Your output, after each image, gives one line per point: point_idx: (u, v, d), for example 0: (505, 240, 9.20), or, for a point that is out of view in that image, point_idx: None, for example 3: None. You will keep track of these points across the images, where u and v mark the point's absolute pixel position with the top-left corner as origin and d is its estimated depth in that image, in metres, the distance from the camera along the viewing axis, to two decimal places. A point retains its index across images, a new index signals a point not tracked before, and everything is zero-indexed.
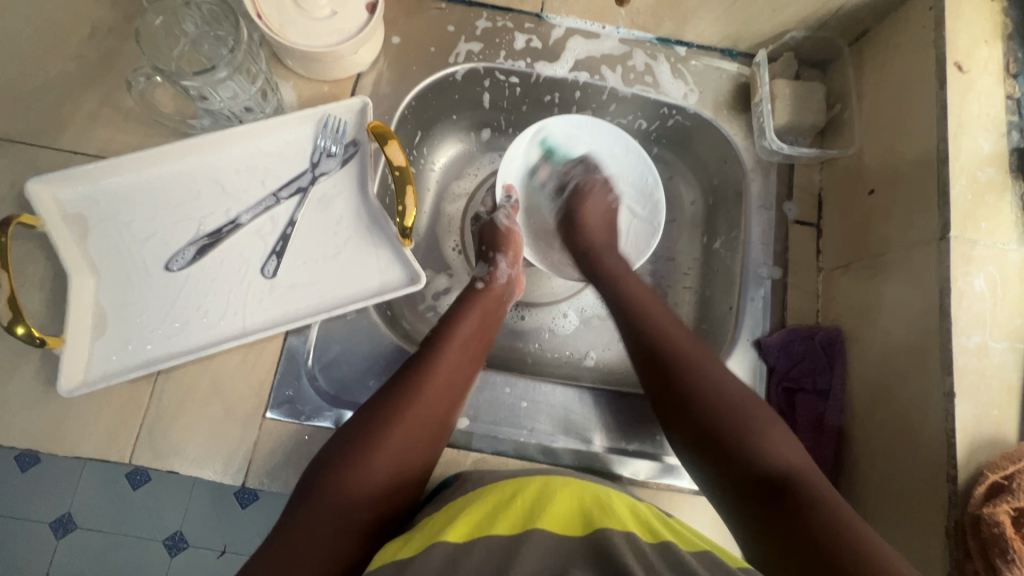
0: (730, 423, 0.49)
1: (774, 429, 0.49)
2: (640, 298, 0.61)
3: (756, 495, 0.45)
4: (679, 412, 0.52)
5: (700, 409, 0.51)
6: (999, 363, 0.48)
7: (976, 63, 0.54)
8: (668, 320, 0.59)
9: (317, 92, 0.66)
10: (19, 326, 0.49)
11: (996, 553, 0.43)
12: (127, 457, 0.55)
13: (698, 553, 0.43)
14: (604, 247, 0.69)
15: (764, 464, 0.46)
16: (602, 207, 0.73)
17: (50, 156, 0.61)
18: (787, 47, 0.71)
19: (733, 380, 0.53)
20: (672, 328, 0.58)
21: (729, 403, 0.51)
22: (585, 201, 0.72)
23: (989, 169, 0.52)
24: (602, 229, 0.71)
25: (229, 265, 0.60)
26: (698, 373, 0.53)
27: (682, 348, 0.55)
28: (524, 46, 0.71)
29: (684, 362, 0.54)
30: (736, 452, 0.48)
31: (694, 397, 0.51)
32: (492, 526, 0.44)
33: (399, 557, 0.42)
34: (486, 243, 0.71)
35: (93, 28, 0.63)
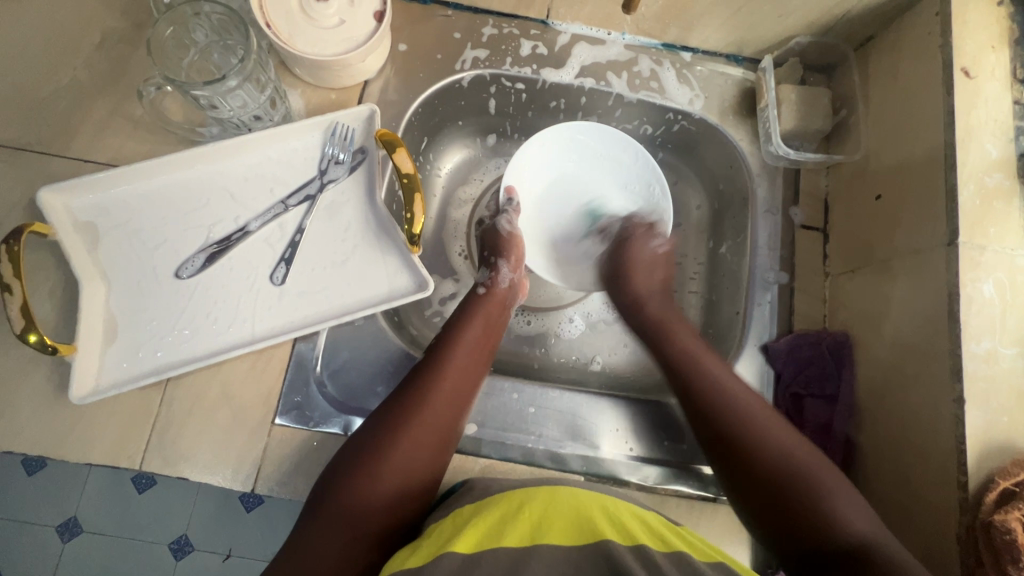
0: (795, 485, 0.48)
1: (841, 491, 0.48)
2: (696, 351, 0.60)
3: (827, 560, 0.44)
4: (736, 466, 0.51)
5: (762, 470, 0.49)
6: (1008, 369, 0.48)
7: (983, 68, 0.54)
8: (721, 369, 0.58)
9: (324, 100, 0.66)
10: (32, 334, 0.50)
11: (1007, 560, 0.42)
12: (137, 463, 0.56)
13: (712, 564, 0.44)
14: (649, 292, 0.69)
15: (833, 530, 0.45)
16: (647, 249, 0.72)
17: (61, 164, 0.61)
18: (792, 52, 0.71)
19: (793, 436, 0.52)
20: (727, 378, 0.57)
21: (792, 464, 0.49)
22: (629, 245, 0.72)
23: (997, 175, 0.52)
24: (646, 271, 0.70)
25: (238, 272, 0.60)
26: (758, 433, 0.52)
27: (744, 403, 0.54)
28: (530, 52, 0.71)
29: (740, 415, 0.53)
30: (802, 517, 0.46)
31: (755, 456, 0.50)
32: (501, 539, 0.44)
33: (406, 567, 0.42)
34: (488, 247, 0.71)
35: (103, 38, 0.64)
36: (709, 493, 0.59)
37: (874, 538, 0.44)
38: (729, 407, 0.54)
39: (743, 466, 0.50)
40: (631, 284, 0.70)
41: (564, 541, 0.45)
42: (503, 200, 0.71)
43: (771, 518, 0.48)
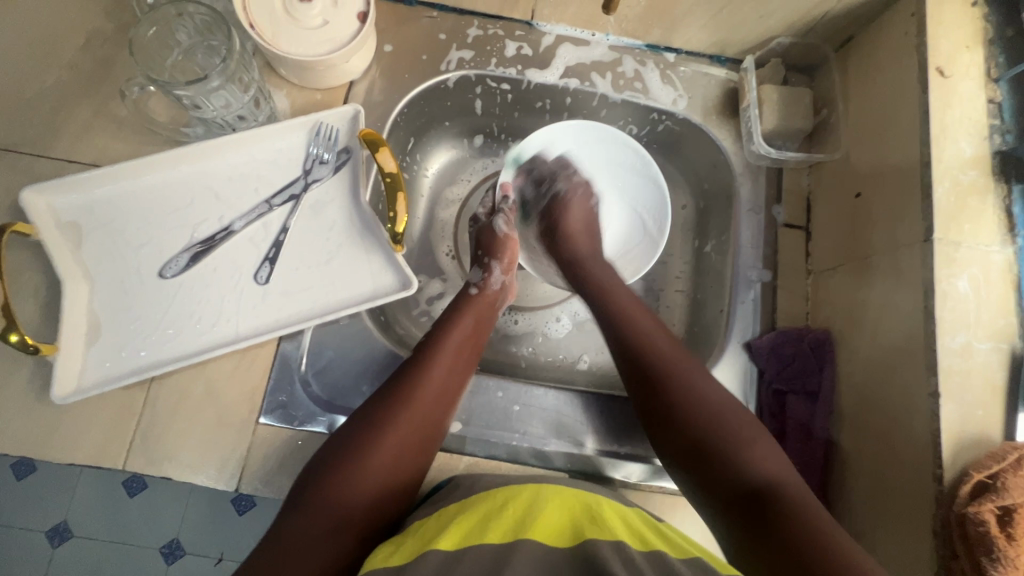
0: (714, 434, 0.49)
1: (760, 441, 0.49)
2: (633, 309, 0.61)
3: (736, 502, 0.45)
4: (660, 415, 0.52)
5: (685, 421, 0.51)
6: (982, 363, 0.49)
7: (958, 68, 0.55)
8: (651, 323, 0.60)
9: (309, 100, 0.66)
10: (13, 334, 0.50)
11: (981, 552, 0.43)
12: (120, 463, 0.56)
13: (687, 561, 0.44)
14: (588, 253, 0.70)
15: (744, 474, 0.47)
16: (584, 211, 0.74)
17: (44, 164, 0.61)
18: (774, 53, 0.72)
19: (716, 387, 0.54)
20: (655, 331, 0.58)
21: (712, 413, 0.51)
22: (565, 209, 0.73)
23: (972, 172, 0.53)
24: (584, 236, 0.72)
25: (223, 271, 0.60)
26: (682, 385, 0.53)
27: (674, 356, 0.56)
28: (515, 53, 0.72)
29: (666, 364, 0.55)
30: (716, 461, 0.48)
31: (678, 409, 0.52)
32: (484, 535, 0.44)
33: (390, 563, 0.43)
34: (482, 247, 0.71)
35: (88, 39, 0.64)
36: None
37: (784, 483, 0.46)
38: (659, 363, 0.55)
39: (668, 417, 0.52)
40: (571, 247, 0.70)
41: (549, 539, 0.44)
42: (499, 197, 0.73)
43: (689, 465, 0.49)
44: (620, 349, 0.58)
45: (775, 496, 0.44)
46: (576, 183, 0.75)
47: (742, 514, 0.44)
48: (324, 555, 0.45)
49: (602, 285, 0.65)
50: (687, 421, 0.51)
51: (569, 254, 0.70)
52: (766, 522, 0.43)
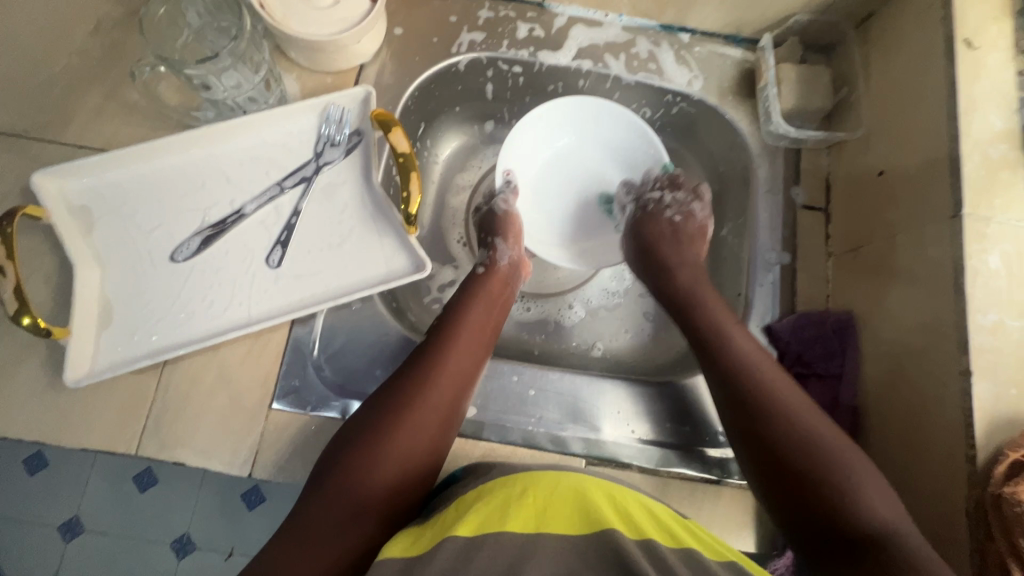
0: (818, 476, 0.46)
1: (869, 478, 0.46)
2: (733, 334, 0.57)
3: (849, 548, 0.43)
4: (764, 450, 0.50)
5: (792, 458, 0.48)
6: (1016, 342, 0.47)
7: (986, 39, 0.54)
8: (748, 345, 0.56)
9: (320, 84, 0.66)
10: (26, 317, 0.49)
11: (1018, 532, 0.41)
12: (133, 449, 0.55)
13: (722, 562, 0.42)
14: (675, 262, 0.66)
15: (855, 521, 0.44)
16: (664, 225, 0.69)
17: (55, 149, 0.61)
18: (792, 31, 0.70)
19: (820, 418, 0.50)
20: (755, 354, 0.55)
21: (823, 449, 0.47)
22: (647, 224, 0.70)
23: (1002, 146, 0.51)
24: (670, 242, 0.68)
25: (234, 255, 0.59)
26: (782, 417, 0.50)
27: (776, 389, 0.52)
28: (527, 35, 0.71)
29: (768, 392, 0.51)
30: (822, 504, 0.45)
31: (776, 445, 0.49)
32: (504, 523, 0.43)
33: (408, 554, 0.42)
34: (485, 229, 0.70)
35: (98, 23, 0.63)
36: (713, 476, 0.58)
37: (898, 530, 0.43)
38: (762, 393, 0.51)
39: (767, 453, 0.49)
40: (660, 257, 0.67)
41: (569, 530, 0.43)
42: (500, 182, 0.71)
43: (791, 509, 0.47)
44: (718, 376, 0.55)
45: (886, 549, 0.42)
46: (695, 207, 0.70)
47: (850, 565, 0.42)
48: (344, 544, 0.45)
49: (689, 299, 0.62)
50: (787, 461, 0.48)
51: (658, 263, 0.67)
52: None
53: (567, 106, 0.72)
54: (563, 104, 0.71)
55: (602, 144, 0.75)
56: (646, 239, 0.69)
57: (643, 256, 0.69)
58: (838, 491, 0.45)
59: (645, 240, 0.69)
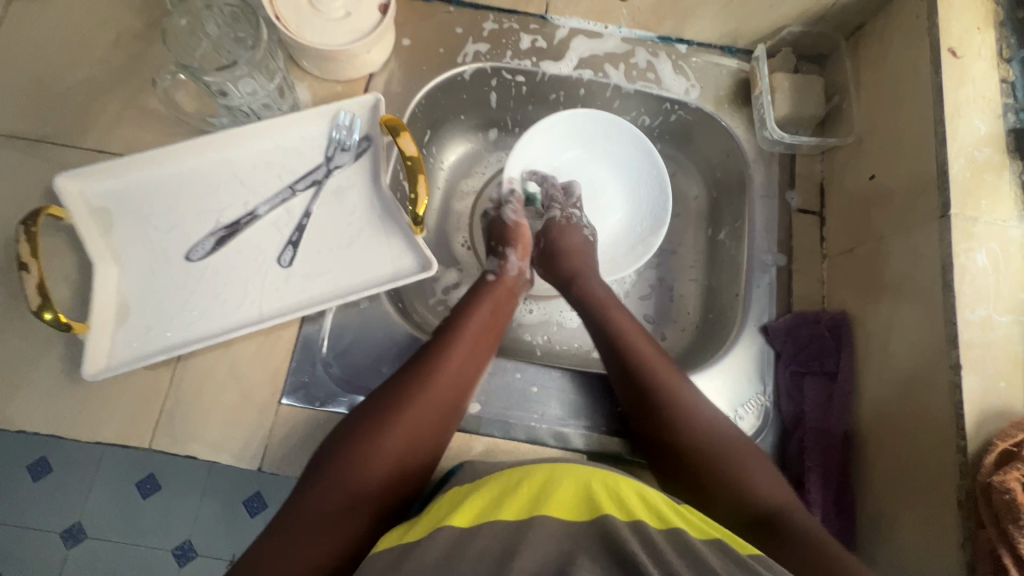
0: (716, 464, 0.52)
1: (756, 462, 0.53)
2: (636, 338, 0.61)
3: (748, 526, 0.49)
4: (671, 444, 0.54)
5: (695, 450, 0.53)
6: (1003, 336, 0.49)
7: (970, 48, 0.56)
8: (647, 346, 0.60)
9: (331, 92, 0.68)
10: (48, 312, 0.51)
11: (1007, 519, 0.42)
12: (147, 442, 0.57)
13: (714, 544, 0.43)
14: (586, 270, 0.69)
15: (753, 499, 0.50)
16: (579, 238, 0.71)
17: (76, 154, 0.63)
18: (785, 42, 0.73)
19: (710, 411, 0.56)
20: (653, 354, 0.59)
21: (720, 441, 0.53)
22: (561, 232, 0.71)
23: (986, 149, 0.53)
24: (580, 254, 0.70)
25: (247, 255, 0.62)
26: (682, 413, 0.55)
27: (673, 386, 0.57)
28: (530, 46, 0.73)
29: (671, 391, 0.56)
30: (721, 487, 0.51)
31: (681, 437, 0.54)
32: (497, 512, 0.45)
33: (401, 542, 0.44)
34: (495, 237, 0.72)
35: (120, 34, 0.66)
36: None
37: (784, 503, 0.50)
38: (666, 394, 0.56)
39: (672, 446, 0.54)
40: (567, 267, 0.69)
41: (563, 514, 0.44)
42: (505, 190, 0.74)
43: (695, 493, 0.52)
44: (625, 380, 0.59)
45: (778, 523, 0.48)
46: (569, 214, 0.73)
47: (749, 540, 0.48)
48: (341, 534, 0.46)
49: (600, 304, 0.64)
50: (691, 450, 0.53)
51: (567, 275, 0.68)
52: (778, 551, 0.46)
53: (584, 121, 0.74)
54: (578, 119, 0.74)
55: (611, 157, 0.77)
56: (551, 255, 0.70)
57: (551, 265, 0.70)
58: (734, 475, 0.51)
59: (554, 247, 0.70)
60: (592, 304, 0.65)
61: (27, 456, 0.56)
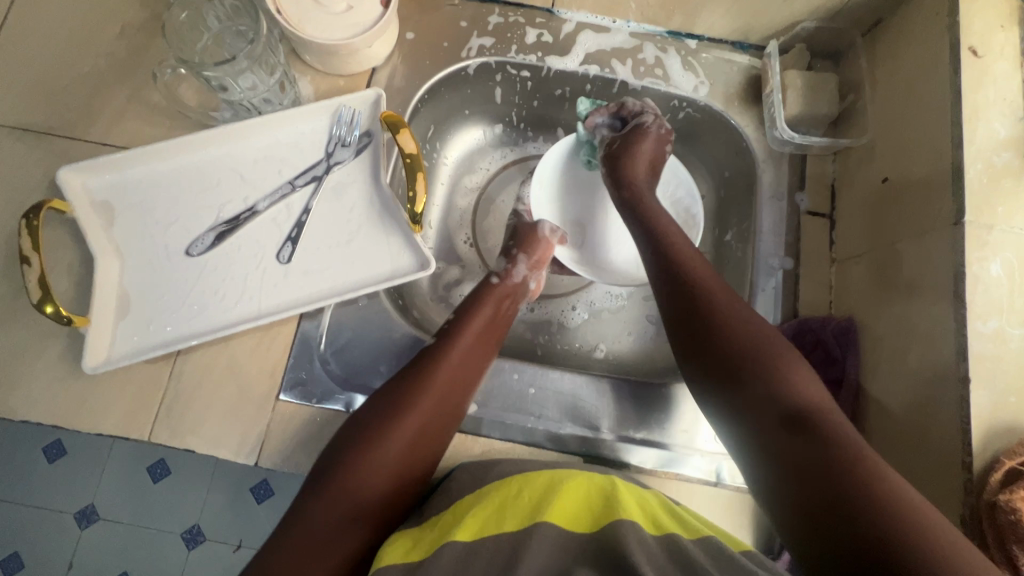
0: (752, 364, 0.48)
1: (797, 367, 0.48)
2: (679, 248, 0.58)
3: (776, 424, 0.45)
4: (706, 343, 0.51)
5: (733, 356, 0.49)
6: (1016, 349, 0.47)
7: (992, 48, 0.54)
8: (691, 254, 0.58)
9: (332, 86, 0.68)
10: (48, 305, 0.51)
11: (1013, 540, 0.42)
12: (146, 434, 0.58)
13: (699, 540, 0.44)
14: (643, 183, 0.66)
15: (784, 399, 0.46)
16: (652, 152, 0.67)
17: (79, 148, 0.64)
18: (799, 38, 0.71)
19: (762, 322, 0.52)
20: (696, 262, 0.57)
21: (760, 348, 0.49)
22: (638, 139, 0.67)
23: (1006, 154, 0.51)
24: (643, 164, 0.67)
25: (246, 251, 0.62)
26: (724, 313, 0.52)
27: (718, 288, 0.54)
28: (536, 40, 0.72)
29: (711, 293, 0.53)
30: (755, 386, 0.47)
31: (726, 339, 0.50)
32: (501, 526, 0.44)
33: (409, 560, 0.42)
34: (517, 240, 0.71)
35: (123, 27, 0.66)
36: (710, 477, 0.59)
37: (821, 409, 0.45)
38: (701, 291, 0.54)
39: (715, 345, 0.50)
40: (628, 176, 0.66)
41: (571, 526, 0.44)
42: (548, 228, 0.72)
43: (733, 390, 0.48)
44: (668, 280, 0.56)
45: (812, 426, 0.43)
46: (659, 122, 0.68)
47: (779, 444, 0.44)
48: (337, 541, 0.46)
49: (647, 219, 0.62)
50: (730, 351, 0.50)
51: (624, 181, 0.66)
52: (813, 449, 0.42)
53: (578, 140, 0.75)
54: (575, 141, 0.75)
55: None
56: (624, 166, 0.67)
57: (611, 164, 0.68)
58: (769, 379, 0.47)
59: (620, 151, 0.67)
60: (637, 219, 0.63)
61: (42, 440, 0.59)
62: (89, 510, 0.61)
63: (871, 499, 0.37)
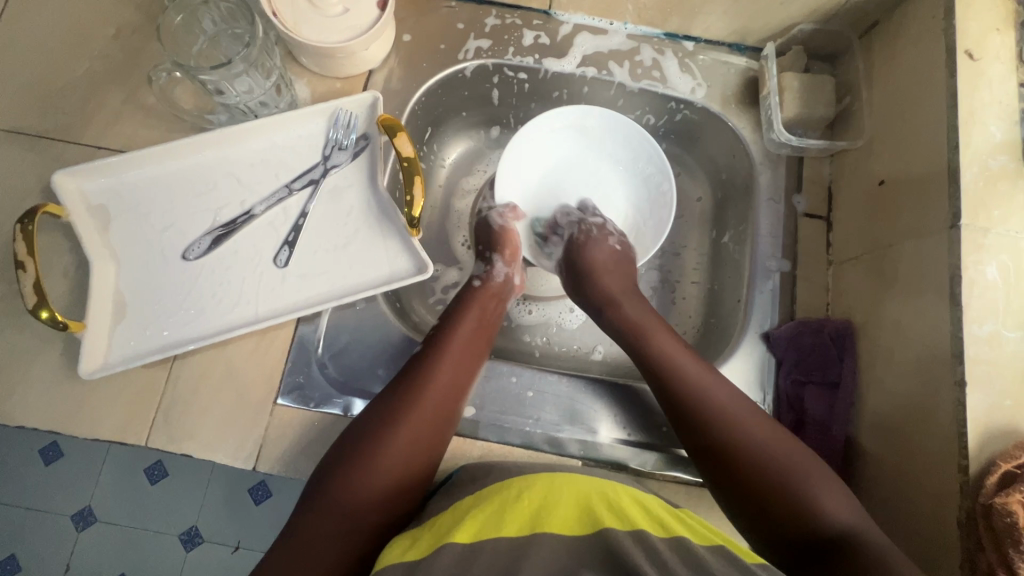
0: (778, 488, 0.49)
1: (825, 485, 0.49)
2: (680, 359, 0.58)
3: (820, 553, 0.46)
4: (724, 467, 0.52)
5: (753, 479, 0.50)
6: (1012, 352, 0.47)
7: (988, 50, 0.54)
8: (692, 365, 0.57)
9: (329, 89, 0.67)
10: (43, 311, 0.51)
11: (1009, 543, 0.42)
12: (143, 440, 0.57)
13: (712, 547, 0.44)
14: (619, 291, 0.66)
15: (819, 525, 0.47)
16: (606, 251, 0.69)
17: (75, 151, 0.63)
18: (795, 41, 0.71)
19: (775, 435, 0.52)
20: (697, 373, 0.57)
21: (779, 470, 0.50)
22: (585, 248, 0.69)
23: (1002, 157, 0.51)
24: (612, 272, 0.68)
25: (243, 254, 0.61)
26: (738, 426, 0.53)
27: (726, 398, 0.55)
28: (532, 42, 0.72)
29: (716, 411, 0.54)
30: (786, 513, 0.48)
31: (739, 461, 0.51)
32: (500, 528, 0.44)
33: (406, 559, 0.42)
34: (482, 241, 0.70)
35: (118, 29, 0.66)
36: None
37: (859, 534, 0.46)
38: (706, 409, 0.54)
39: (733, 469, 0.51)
40: (597, 286, 0.67)
41: (567, 530, 0.44)
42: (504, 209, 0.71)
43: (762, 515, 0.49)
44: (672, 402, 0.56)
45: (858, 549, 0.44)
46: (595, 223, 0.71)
47: (823, 562, 0.45)
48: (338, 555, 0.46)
49: (641, 330, 0.62)
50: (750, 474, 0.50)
51: (599, 298, 0.67)
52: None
53: (544, 120, 0.71)
54: (543, 121, 0.71)
55: (607, 142, 0.74)
56: (588, 282, 0.68)
57: (579, 288, 0.68)
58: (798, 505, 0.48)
59: (584, 268, 0.68)
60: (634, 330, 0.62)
61: (41, 442, 0.70)
62: (87, 511, 0.75)
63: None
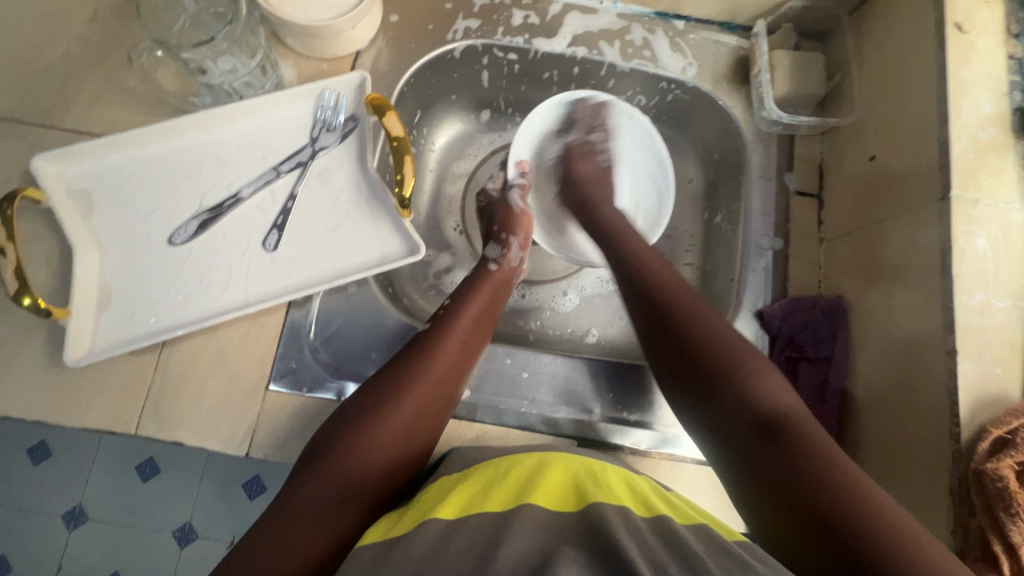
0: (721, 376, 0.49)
1: (769, 376, 0.48)
2: (649, 258, 0.60)
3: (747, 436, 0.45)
4: (671, 353, 0.52)
5: (701, 365, 0.50)
6: (1002, 320, 0.48)
7: (976, 24, 0.54)
8: (662, 267, 0.59)
9: (315, 70, 0.66)
10: (26, 297, 0.50)
11: (999, 507, 0.42)
12: (133, 429, 0.56)
13: (692, 527, 0.43)
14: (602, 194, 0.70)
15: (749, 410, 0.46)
16: (592, 167, 0.73)
17: (53, 136, 0.62)
18: (786, 18, 0.70)
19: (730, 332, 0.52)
20: (666, 273, 0.58)
21: (725, 359, 0.49)
22: (575, 161, 0.73)
23: (990, 129, 0.51)
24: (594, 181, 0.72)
25: (231, 238, 0.60)
26: (717, 352, 0.50)
27: (697, 316, 0.53)
28: (522, 22, 0.71)
29: (677, 301, 0.55)
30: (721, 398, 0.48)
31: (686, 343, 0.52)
32: (487, 506, 0.44)
33: (389, 536, 0.42)
34: (498, 223, 0.70)
35: (96, 10, 0.64)
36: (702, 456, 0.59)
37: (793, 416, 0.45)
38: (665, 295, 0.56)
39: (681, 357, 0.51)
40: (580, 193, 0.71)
41: (552, 504, 0.44)
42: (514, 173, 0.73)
43: (699, 400, 0.49)
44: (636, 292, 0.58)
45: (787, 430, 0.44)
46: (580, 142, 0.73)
47: (749, 445, 0.45)
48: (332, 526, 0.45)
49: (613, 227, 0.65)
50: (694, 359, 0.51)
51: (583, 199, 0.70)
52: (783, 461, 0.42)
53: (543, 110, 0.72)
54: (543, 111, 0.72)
55: None
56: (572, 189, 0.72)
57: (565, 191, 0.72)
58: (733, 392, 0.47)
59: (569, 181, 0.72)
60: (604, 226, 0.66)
61: (29, 440, 0.57)
62: (78, 510, 0.59)
63: (870, 517, 0.37)
